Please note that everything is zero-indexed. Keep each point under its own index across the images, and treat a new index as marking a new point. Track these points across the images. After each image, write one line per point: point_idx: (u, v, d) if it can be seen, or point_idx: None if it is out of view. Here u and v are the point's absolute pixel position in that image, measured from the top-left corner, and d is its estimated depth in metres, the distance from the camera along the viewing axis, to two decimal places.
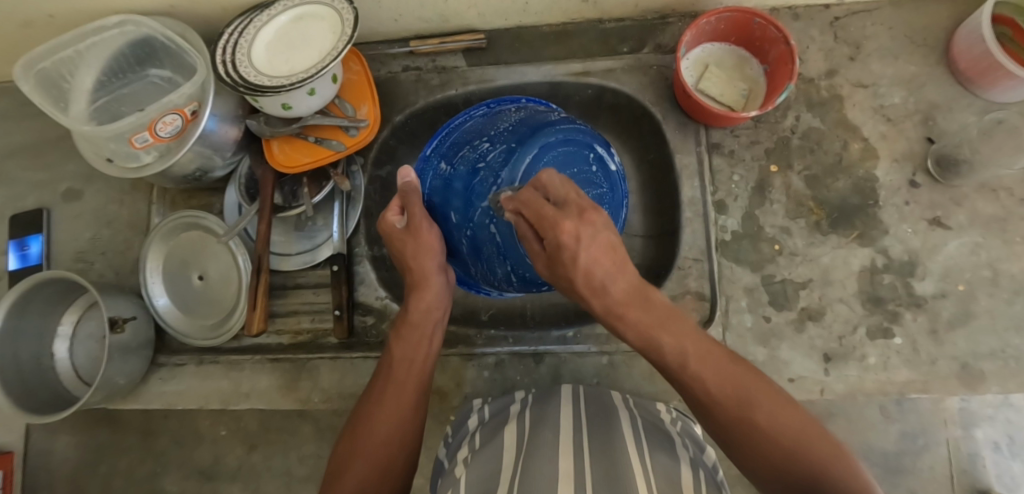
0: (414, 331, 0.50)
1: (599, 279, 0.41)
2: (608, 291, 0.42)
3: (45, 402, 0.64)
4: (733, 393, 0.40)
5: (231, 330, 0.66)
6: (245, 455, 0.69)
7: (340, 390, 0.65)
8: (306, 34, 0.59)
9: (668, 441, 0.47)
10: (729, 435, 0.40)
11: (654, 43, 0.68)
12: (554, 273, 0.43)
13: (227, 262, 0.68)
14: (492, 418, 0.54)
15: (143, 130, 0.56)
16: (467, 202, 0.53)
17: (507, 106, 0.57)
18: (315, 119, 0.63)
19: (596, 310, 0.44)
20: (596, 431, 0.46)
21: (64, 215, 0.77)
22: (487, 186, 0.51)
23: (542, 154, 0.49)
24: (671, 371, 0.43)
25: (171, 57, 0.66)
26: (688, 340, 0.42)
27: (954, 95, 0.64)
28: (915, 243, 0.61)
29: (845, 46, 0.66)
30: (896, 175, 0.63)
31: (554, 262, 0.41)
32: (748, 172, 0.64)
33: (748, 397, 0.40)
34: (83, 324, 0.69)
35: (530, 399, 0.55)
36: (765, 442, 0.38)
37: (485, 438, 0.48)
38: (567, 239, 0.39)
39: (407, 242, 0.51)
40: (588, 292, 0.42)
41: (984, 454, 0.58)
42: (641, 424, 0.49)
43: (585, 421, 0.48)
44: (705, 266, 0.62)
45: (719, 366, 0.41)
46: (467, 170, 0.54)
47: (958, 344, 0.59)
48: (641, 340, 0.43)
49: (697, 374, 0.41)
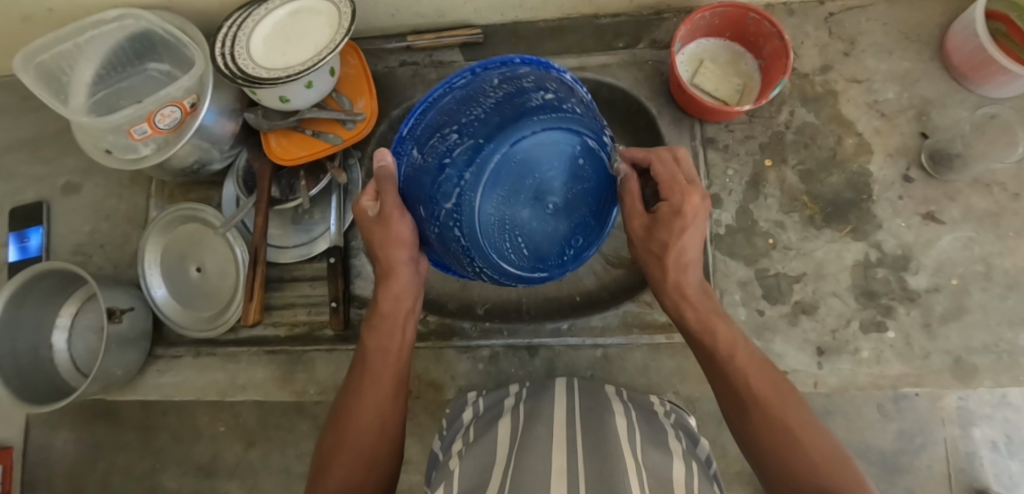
0: (386, 322, 0.50)
1: (688, 257, 0.46)
2: (687, 269, 0.47)
3: (42, 394, 0.64)
4: (767, 396, 0.41)
5: (226, 322, 0.66)
6: (243, 451, 0.69)
7: (336, 382, 0.66)
8: (302, 28, 0.60)
9: (660, 434, 0.47)
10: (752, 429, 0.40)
11: (648, 39, 0.69)
12: (647, 237, 0.47)
13: (224, 255, 0.68)
14: (487, 411, 0.54)
15: (141, 121, 0.57)
16: (430, 198, 0.42)
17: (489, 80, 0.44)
18: (312, 112, 0.64)
19: (665, 282, 0.47)
20: (590, 426, 0.46)
21: (64, 208, 0.77)
22: (450, 186, 0.40)
23: (511, 154, 0.39)
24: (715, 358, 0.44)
25: (169, 51, 0.66)
26: (740, 347, 0.44)
27: (948, 91, 0.64)
28: (909, 238, 0.61)
29: (839, 42, 0.67)
30: (890, 169, 0.63)
31: (663, 226, 0.45)
32: (742, 167, 0.65)
33: (778, 405, 0.40)
34: (81, 316, 0.69)
35: (524, 392, 0.55)
36: (786, 447, 0.38)
37: (479, 432, 0.49)
38: (688, 208, 0.44)
39: (376, 232, 0.48)
40: (673, 264, 0.46)
41: (982, 453, 0.57)
42: (636, 419, 0.49)
43: (579, 416, 0.48)
44: (699, 259, 0.62)
45: (763, 374, 0.42)
46: (433, 163, 0.42)
47: (951, 338, 0.59)
48: (699, 323, 0.46)
49: (739, 368, 0.43)
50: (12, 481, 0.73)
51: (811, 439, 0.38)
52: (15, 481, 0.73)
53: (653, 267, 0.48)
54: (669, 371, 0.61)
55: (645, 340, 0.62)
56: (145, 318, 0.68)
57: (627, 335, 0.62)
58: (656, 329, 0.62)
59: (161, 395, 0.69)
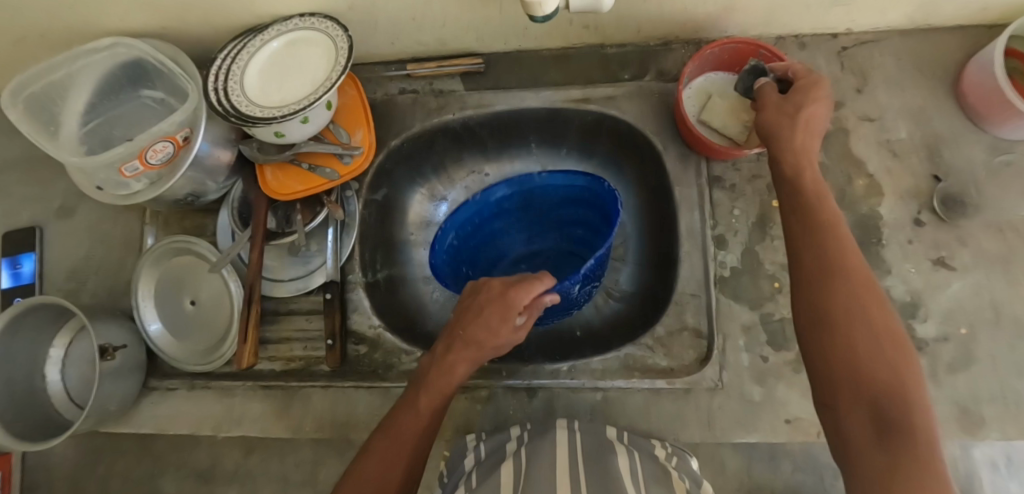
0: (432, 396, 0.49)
1: (814, 130, 0.49)
2: (814, 140, 0.48)
3: (33, 427, 0.63)
4: (860, 293, 0.39)
5: (223, 357, 0.65)
6: (242, 459, 0.68)
7: (331, 418, 0.64)
8: (298, 61, 0.58)
9: (664, 478, 0.47)
10: (824, 312, 0.39)
11: (655, 70, 0.67)
12: (782, 103, 0.49)
13: (220, 287, 0.67)
14: (488, 457, 0.54)
15: (132, 158, 0.55)
16: (553, 314, 0.63)
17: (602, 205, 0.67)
18: (308, 146, 0.62)
19: (789, 144, 0.47)
20: (594, 470, 0.47)
21: (57, 232, 0.76)
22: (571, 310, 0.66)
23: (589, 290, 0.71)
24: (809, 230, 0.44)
25: (163, 80, 0.65)
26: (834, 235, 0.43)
27: (961, 130, 0.62)
28: (918, 283, 0.60)
29: (852, 76, 0.65)
30: (900, 212, 0.61)
31: (802, 94, 0.49)
32: (749, 206, 0.63)
33: (860, 307, 0.38)
34: (74, 346, 0.68)
35: (526, 435, 0.55)
36: (858, 347, 0.37)
37: (482, 477, 0.49)
38: (819, 88, 0.49)
39: (489, 306, 0.49)
40: (804, 129, 0.48)
41: (982, 473, 0.57)
42: (640, 460, 0.51)
43: (581, 459, 0.49)
44: (703, 301, 0.61)
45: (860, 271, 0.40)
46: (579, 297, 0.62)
47: (958, 386, 0.57)
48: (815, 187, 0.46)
49: (829, 254, 0.42)
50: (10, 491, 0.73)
51: (891, 350, 0.36)
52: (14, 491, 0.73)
53: (781, 123, 0.48)
54: (669, 415, 0.59)
55: (646, 384, 0.60)
56: (139, 350, 0.66)
57: (628, 379, 0.61)
58: (655, 372, 0.61)
59: (154, 428, 0.68)
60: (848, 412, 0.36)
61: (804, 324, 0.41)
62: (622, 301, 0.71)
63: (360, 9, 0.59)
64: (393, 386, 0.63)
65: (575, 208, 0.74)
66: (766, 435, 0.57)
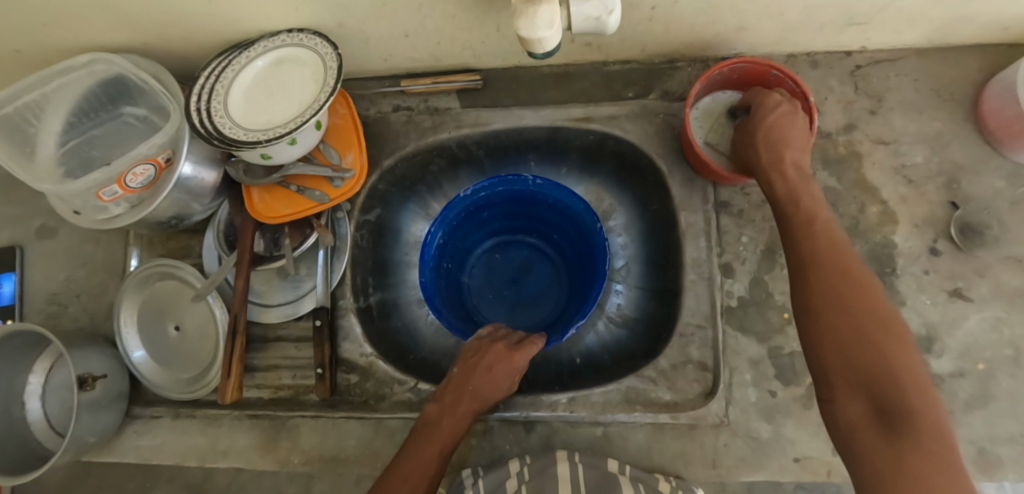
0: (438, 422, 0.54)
1: (782, 138, 0.50)
2: (782, 149, 0.50)
3: (11, 460, 0.61)
4: (848, 286, 0.41)
5: (207, 386, 0.62)
6: None
7: (320, 452, 0.61)
8: (286, 81, 0.55)
9: None
10: (811, 305, 0.41)
11: (660, 89, 0.64)
12: (742, 132, 0.54)
13: (205, 313, 0.64)
14: None
15: (111, 183, 0.53)
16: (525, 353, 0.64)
17: (586, 218, 0.66)
18: (296, 168, 0.59)
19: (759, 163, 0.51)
20: None
21: (38, 253, 0.73)
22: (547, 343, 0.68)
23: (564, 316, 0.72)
24: (795, 231, 0.46)
25: (145, 97, 0.62)
26: (817, 234, 0.45)
27: (980, 155, 0.60)
28: (934, 317, 0.57)
29: (866, 98, 0.62)
30: (916, 241, 0.59)
31: (754, 116, 0.53)
32: (758, 233, 0.60)
33: (848, 297, 0.40)
34: (54, 373, 0.66)
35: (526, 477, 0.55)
36: (853, 336, 0.38)
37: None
38: (773, 102, 0.52)
39: (499, 361, 0.58)
40: (766, 143, 0.51)
41: None
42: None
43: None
44: (709, 333, 0.59)
45: (846, 266, 0.42)
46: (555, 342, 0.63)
47: (975, 426, 0.55)
48: (788, 194, 0.49)
49: (815, 252, 0.44)
50: None
51: (879, 338, 0.38)
52: None
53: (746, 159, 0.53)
54: (673, 454, 0.57)
55: (649, 419, 0.58)
56: (121, 379, 0.64)
57: (630, 413, 0.58)
58: (659, 407, 0.58)
59: (137, 459, 0.65)
60: (846, 402, 0.37)
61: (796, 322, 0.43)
62: (623, 326, 0.69)
63: (350, 27, 0.56)
64: (386, 417, 0.61)
65: (552, 212, 0.73)
66: (773, 474, 0.55)
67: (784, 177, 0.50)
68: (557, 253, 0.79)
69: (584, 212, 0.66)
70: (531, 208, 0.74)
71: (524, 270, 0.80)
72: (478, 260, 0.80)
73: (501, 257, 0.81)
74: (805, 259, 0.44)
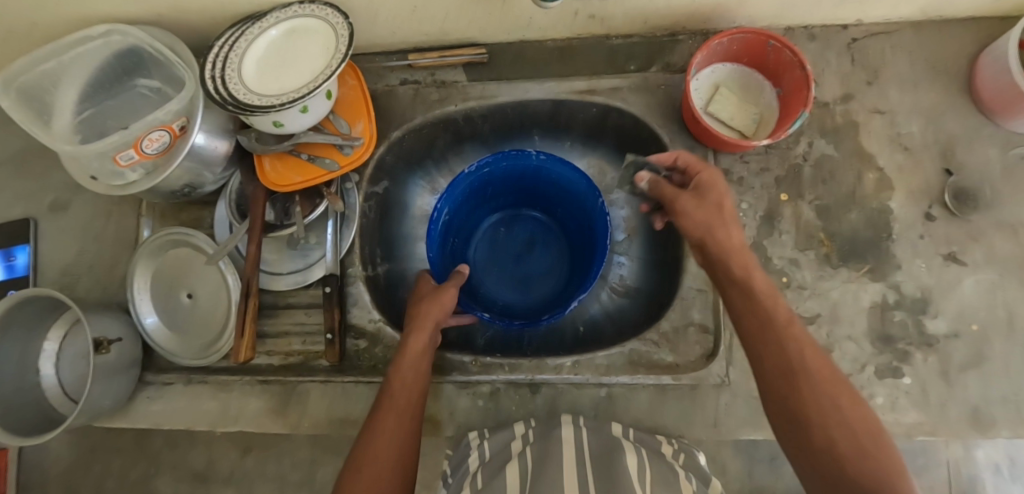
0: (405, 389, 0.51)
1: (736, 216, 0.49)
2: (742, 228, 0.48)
3: (27, 424, 0.62)
4: (838, 395, 0.40)
5: (219, 351, 0.64)
6: None
7: (329, 416, 0.63)
8: (297, 49, 0.56)
9: (669, 478, 0.49)
10: (806, 412, 0.39)
11: (662, 63, 0.66)
12: (700, 202, 0.48)
13: (216, 281, 0.66)
14: (495, 456, 0.55)
15: (128, 147, 0.54)
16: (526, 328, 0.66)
17: (588, 194, 0.68)
18: (307, 136, 0.61)
19: (728, 243, 0.46)
20: (599, 468, 0.49)
21: (50, 227, 0.74)
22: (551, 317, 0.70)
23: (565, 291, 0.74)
24: (779, 332, 0.42)
25: (160, 68, 0.63)
26: (802, 337, 0.42)
27: (974, 125, 0.61)
28: (929, 281, 0.59)
29: (863, 71, 0.64)
30: (911, 208, 0.60)
31: (710, 187, 0.49)
32: (757, 201, 0.62)
33: (839, 409, 0.39)
34: (68, 344, 0.67)
35: (531, 432, 0.56)
36: (848, 448, 0.37)
37: (488, 478, 0.51)
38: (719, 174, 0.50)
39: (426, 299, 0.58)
40: (730, 220, 0.47)
41: (983, 474, 0.77)
42: (645, 457, 0.52)
43: (587, 464, 0.50)
44: (710, 297, 0.60)
45: (831, 371, 0.41)
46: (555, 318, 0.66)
47: (969, 387, 0.56)
48: (764, 288, 0.44)
49: (803, 356, 0.41)
50: None
51: (871, 448, 0.37)
52: None
53: (710, 224, 0.47)
54: (675, 414, 0.58)
55: (651, 380, 0.59)
56: (134, 346, 0.65)
57: (633, 375, 0.60)
58: (662, 369, 0.59)
59: (149, 424, 0.66)
60: None
61: (782, 428, 0.41)
62: (626, 297, 0.70)
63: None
64: None
65: (555, 188, 0.74)
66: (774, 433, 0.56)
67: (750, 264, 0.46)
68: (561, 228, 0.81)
69: (586, 188, 0.67)
70: (536, 184, 0.75)
71: (528, 242, 0.81)
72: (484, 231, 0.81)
73: (506, 229, 0.82)
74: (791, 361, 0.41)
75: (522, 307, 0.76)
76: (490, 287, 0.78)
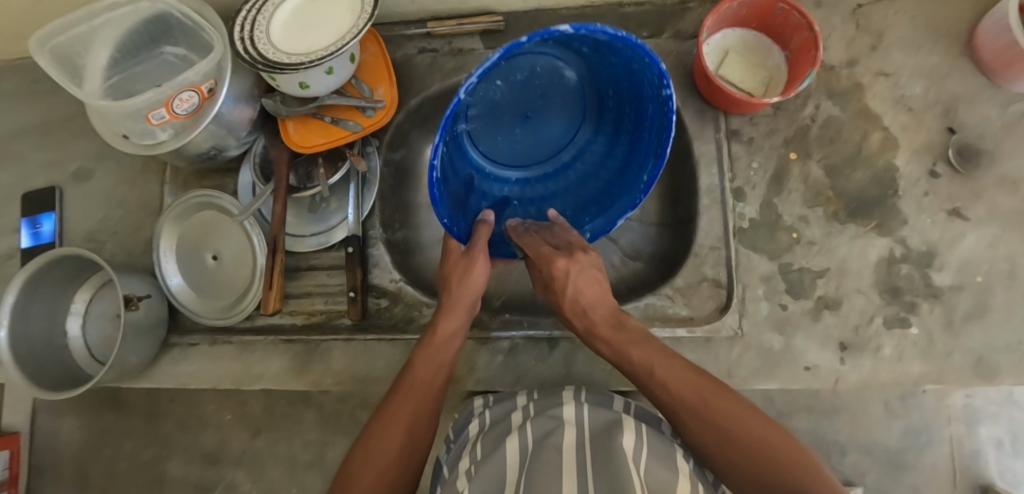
0: (417, 386, 0.46)
1: (585, 300, 0.48)
2: (592, 309, 0.48)
3: (56, 382, 0.64)
4: (725, 421, 0.39)
5: (243, 310, 0.65)
6: (249, 440, 0.69)
7: (352, 373, 0.65)
8: (322, 11, 0.58)
9: (671, 448, 0.42)
10: (704, 447, 0.39)
11: (673, 30, 0.68)
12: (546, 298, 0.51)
13: (240, 243, 0.67)
14: (494, 425, 0.49)
15: (159, 106, 0.56)
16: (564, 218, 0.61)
17: (649, 76, 0.45)
18: (331, 99, 0.63)
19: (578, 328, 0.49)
20: (599, 442, 0.41)
21: (75, 194, 0.75)
22: (579, 195, 0.62)
23: (585, 148, 0.63)
24: (648, 385, 0.43)
25: (186, 34, 0.65)
26: (670, 377, 0.42)
27: (976, 86, 0.63)
28: (934, 235, 0.61)
29: (867, 35, 0.66)
30: (916, 166, 0.62)
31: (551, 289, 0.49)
32: (767, 160, 0.64)
33: (729, 431, 0.38)
34: (95, 303, 0.70)
35: (532, 405, 0.49)
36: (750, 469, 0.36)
37: (489, 448, 0.43)
38: (559, 272, 0.48)
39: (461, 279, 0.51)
40: (574, 312, 0.49)
41: (986, 451, 0.57)
42: (648, 432, 0.43)
43: (590, 433, 0.42)
44: (722, 253, 0.62)
45: (705, 400, 0.40)
46: (595, 211, 0.59)
47: (974, 336, 0.58)
48: (617, 353, 0.46)
49: (677, 395, 0.41)
50: (19, 466, 0.76)
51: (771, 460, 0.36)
52: (22, 466, 0.76)
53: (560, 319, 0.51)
54: None
55: (667, 333, 0.60)
56: (160, 306, 0.67)
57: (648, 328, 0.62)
58: (677, 322, 0.61)
59: (175, 384, 0.69)
60: None
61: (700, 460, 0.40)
62: (639, 260, 0.70)
63: None
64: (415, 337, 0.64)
65: (579, 43, 0.49)
66: (786, 382, 0.58)
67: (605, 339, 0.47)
68: (578, 69, 0.57)
69: (650, 72, 0.44)
70: (560, 40, 0.50)
71: (531, 95, 0.60)
72: (476, 95, 0.55)
73: (504, 84, 0.57)
74: (670, 404, 0.41)
75: (534, 181, 0.65)
76: (493, 160, 0.63)
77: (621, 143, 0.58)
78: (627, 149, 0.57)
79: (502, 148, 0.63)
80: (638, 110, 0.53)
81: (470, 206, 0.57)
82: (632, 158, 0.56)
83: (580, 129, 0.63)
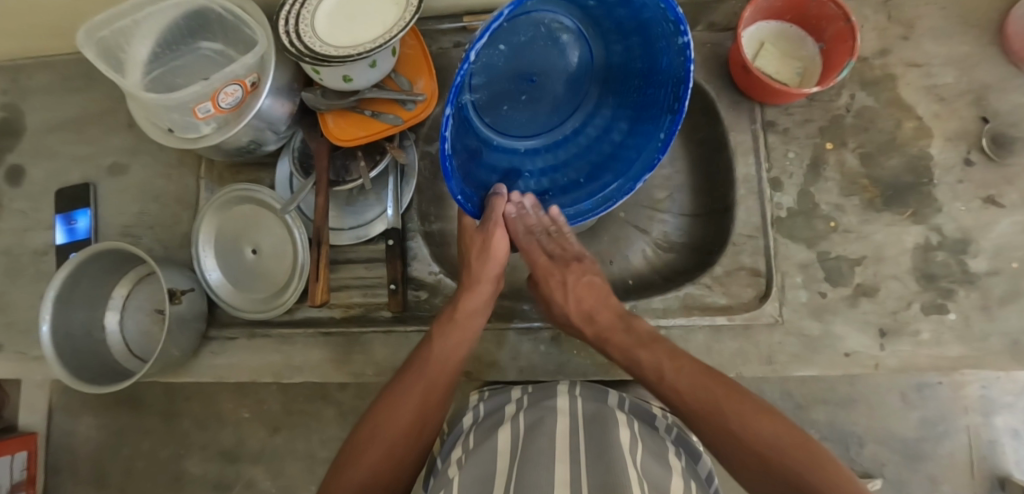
0: (424, 367, 0.45)
1: (589, 306, 0.52)
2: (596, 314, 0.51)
3: (96, 376, 0.64)
4: (727, 411, 0.38)
5: (283, 303, 0.65)
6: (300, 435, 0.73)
7: (394, 363, 0.65)
8: (365, 5, 0.58)
9: (660, 446, 0.40)
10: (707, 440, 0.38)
11: (706, 22, 0.69)
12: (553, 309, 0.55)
13: (281, 236, 0.68)
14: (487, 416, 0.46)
15: (206, 99, 0.56)
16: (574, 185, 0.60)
17: (660, 25, 0.46)
18: (372, 92, 0.63)
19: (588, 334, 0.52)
20: (593, 434, 0.39)
21: (110, 190, 0.76)
22: (586, 161, 0.60)
23: (588, 115, 0.61)
24: (652, 385, 0.43)
25: (225, 30, 0.66)
26: (677, 375, 0.42)
27: (1007, 75, 0.64)
28: (968, 222, 0.62)
29: (898, 26, 0.67)
30: (951, 153, 0.63)
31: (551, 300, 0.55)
32: (802, 149, 0.65)
33: (726, 419, 0.37)
34: (133, 298, 0.70)
35: (528, 396, 0.45)
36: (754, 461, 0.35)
37: (481, 437, 0.41)
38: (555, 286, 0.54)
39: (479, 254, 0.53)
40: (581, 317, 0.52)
41: None
42: (640, 431, 0.41)
43: (583, 426, 0.40)
44: (761, 242, 0.63)
45: (708, 397, 0.39)
46: (607, 174, 0.58)
47: (1011, 319, 0.59)
48: (625, 358, 0.47)
49: (683, 397, 0.40)
50: None
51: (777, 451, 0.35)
52: None
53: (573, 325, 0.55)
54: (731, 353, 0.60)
55: (707, 321, 0.61)
56: (200, 299, 0.67)
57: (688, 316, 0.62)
58: (716, 311, 0.62)
59: (213, 377, 0.69)
60: None
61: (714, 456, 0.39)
62: (672, 251, 0.71)
63: None
64: None
65: None
66: (826, 368, 0.59)
67: (612, 343, 0.48)
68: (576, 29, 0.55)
69: (662, 20, 0.44)
70: None
71: (534, 56, 0.55)
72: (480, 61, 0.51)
73: (506, 49, 0.52)
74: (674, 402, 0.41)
75: (545, 151, 0.61)
76: (498, 131, 0.58)
77: (631, 101, 0.56)
78: (637, 107, 0.56)
79: (505, 120, 0.59)
80: (647, 67, 0.52)
81: (480, 178, 0.55)
82: (644, 116, 0.55)
83: (585, 96, 0.60)
